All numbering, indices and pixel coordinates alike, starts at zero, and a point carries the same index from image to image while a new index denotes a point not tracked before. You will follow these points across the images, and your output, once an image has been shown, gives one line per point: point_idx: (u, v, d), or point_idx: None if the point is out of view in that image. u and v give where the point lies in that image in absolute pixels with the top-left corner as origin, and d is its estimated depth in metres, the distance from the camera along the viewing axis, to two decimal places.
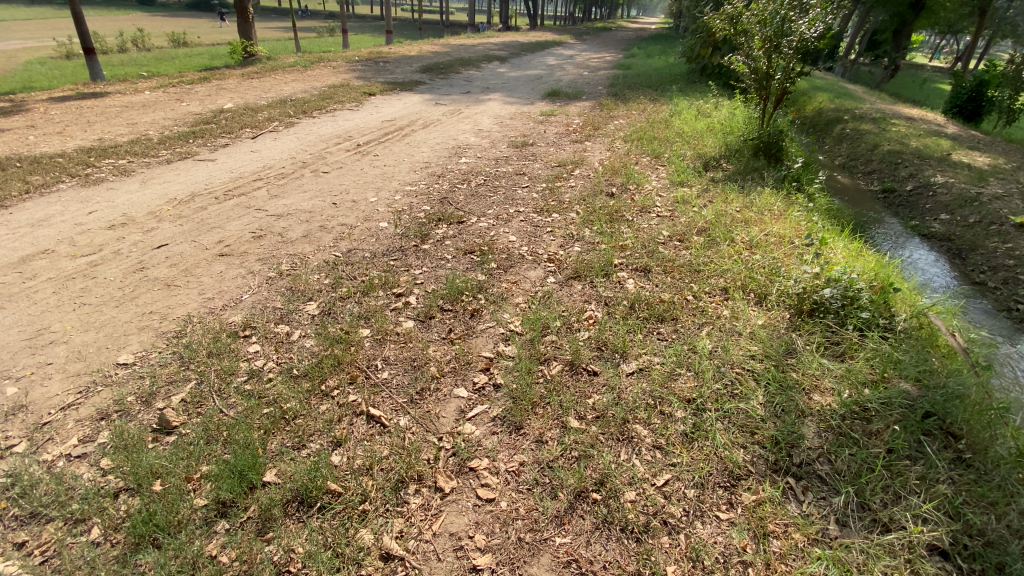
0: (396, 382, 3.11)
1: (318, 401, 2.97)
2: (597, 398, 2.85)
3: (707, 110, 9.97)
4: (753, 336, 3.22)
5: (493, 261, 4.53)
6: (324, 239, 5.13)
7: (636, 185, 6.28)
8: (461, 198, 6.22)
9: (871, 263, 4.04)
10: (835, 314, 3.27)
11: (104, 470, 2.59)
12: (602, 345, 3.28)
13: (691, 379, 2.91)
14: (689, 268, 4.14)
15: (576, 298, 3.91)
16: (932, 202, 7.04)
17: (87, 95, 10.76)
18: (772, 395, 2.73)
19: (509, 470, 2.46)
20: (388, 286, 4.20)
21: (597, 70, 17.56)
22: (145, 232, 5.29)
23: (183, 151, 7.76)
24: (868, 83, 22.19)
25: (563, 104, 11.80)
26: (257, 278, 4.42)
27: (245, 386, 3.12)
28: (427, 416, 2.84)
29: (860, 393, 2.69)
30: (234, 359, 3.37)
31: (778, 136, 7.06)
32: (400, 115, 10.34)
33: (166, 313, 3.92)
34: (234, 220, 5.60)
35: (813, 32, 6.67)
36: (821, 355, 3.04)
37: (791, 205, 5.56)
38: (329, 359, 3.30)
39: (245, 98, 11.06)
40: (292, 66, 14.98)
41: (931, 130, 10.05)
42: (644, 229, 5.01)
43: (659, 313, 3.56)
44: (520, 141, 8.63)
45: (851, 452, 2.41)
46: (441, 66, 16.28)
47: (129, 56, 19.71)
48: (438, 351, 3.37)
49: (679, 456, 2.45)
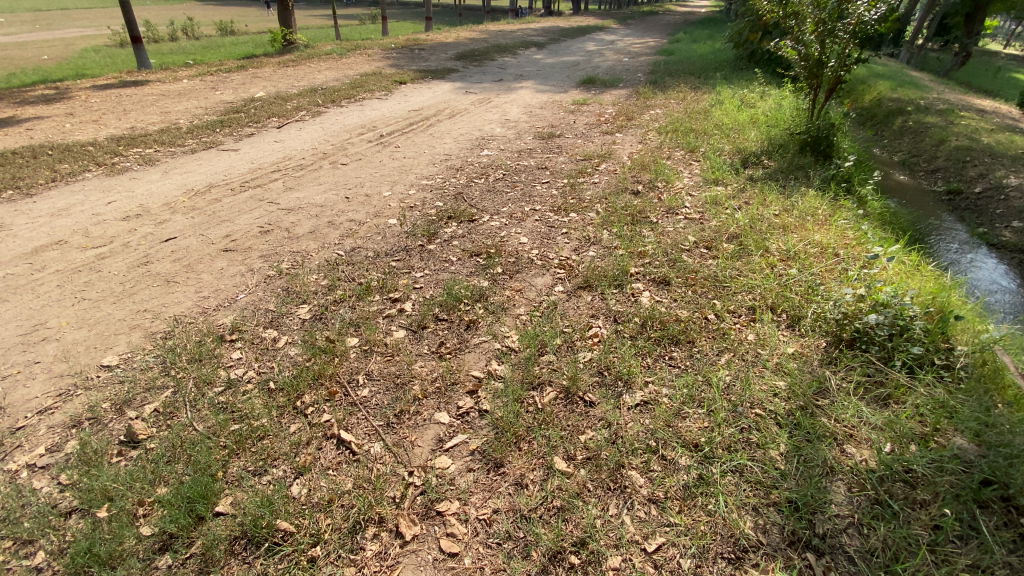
0: (375, 402, 2.86)
1: (290, 420, 2.77)
2: (591, 434, 2.52)
3: (752, 99, 9.25)
4: (779, 370, 2.80)
5: (499, 266, 4.22)
6: (330, 236, 4.93)
7: (664, 182, 5.80)
8: (476, 194, 5.91)
9: (929, 283, 3.48)
10: (880, 346, 2.80)
11: (62, 485, 2.47)
12: (605, 370, 2.94)
13: (702, 419, 2.53)
14: (713, 282, 3.71)
15: (583, 311, 3.56)
16: (1004, 207, 6.23)
17: (129, 83, 11.04)
18: (796, 446, 2.32)
19: (480, 519, 2.18)
20: (386, 290, 3.97)
21: (638, 56, 16.77)
22: (157, 224, 5.26)
23: (209, 141, 7.78)
24: (936, 71, 20.29)
25: (598, 92, 11.27)
26: (255, 276, 4.27)
27: (219, 398, 2.96)
28: (401, 445, 2.57)
29: (904, 450, 2.26)
30: (214, 366, 3.21)
31: (829, 130, 6.39)
32: (428, 104, 10.10)
33: (159, 311, 3.83)
34: (244, 213, 5.50)
35: (873, 14, 6.06)
36: (860, 398, 2.58)
37: (838, 209, 4.98)
38: (308, 371, 3.09)
39: (278, 87, 11.07)
40: (328, 54, 14.95)
41: (1006, 124, 9.00)
42: (668, 233, 4.58)
43: (672, 334, 3.17)
44: (547, 132, 8.23)
45: (888, 528, 1.98)
46: (476, 52, 15.92)
47: (178, 44, 20.27)
48: (424, 368, 3.09)
49: (676, 516, 2.11)
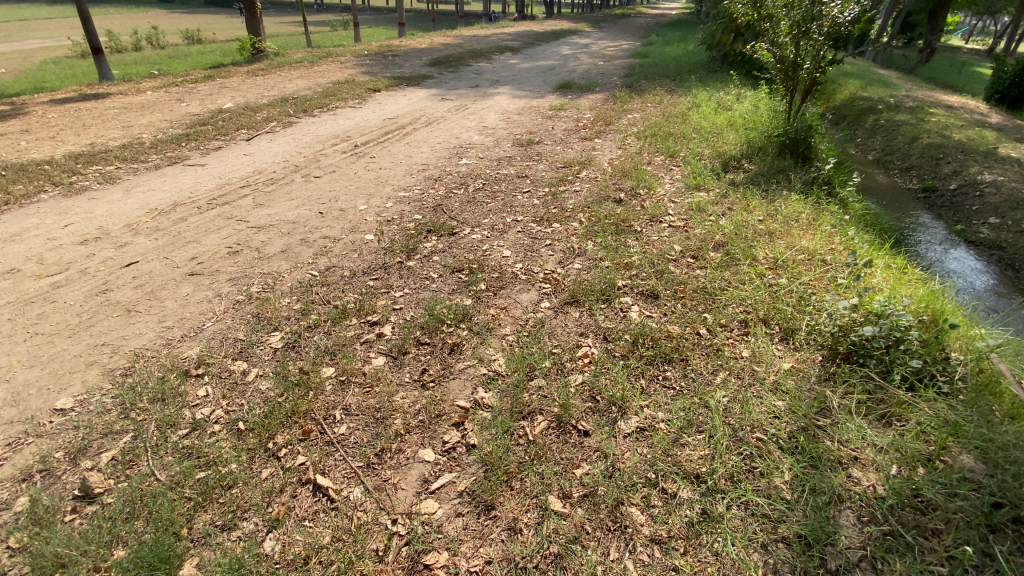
0: (354, 440, 2.67)
1: (262, 464, 2.56)
2: (587, 468, 2.38)
3: (729, 102, 9.29)
4: (777, 389, 2.70)
5: (482, 282, 4.06)
6: (302, 255, 4.70)
7: (646, 189, 5.72)
8: (456, 206, 5.74)
9: (919, 290, 3.44)
10: (877, 360, 2.72)
11: (8, 553, 2.24)
12: (597, 394, 2.80)
13: (701, 447, 2.40)
14: (703, 294, 3.61)
15: (571, 329, 3.42)
16: (979, 204, 6.31)
17: (89, 97, 10.58)
18: (801, 473, 2.22)
19: (472, 571, 2.02)
20: (363, 312, 3.77)
21: (612, 59, 16.81)
22: (118, 248, 4.96)
23: (174, 156, 7.45)
24: (902, 68, 20.75)
25: (575, 97, 11.21)
26: (224, 301, 4.02)
27: (184, 442, 2.74)
28: (383, 489, 2.39)
29: (912, 473, 2.16)
30: (179, 406, 2.98)
31: (807, 132, 6.40)
32: (403, 112, 9.90)
33: (120, 344, 3.57)
34: (212, 233, 5.22)
35: (847, 15, 6.06)
36: (862, 417, 2.49)
37: (822, 213, 4.95)
38: (281, 407, 2.88)
39: (247, 97, 10.73)
40: (299, 62, 14.60)
41: (974, 120, 9.19)
42: (654, 242, 4.48)
43: (665, 352, 3.05)
44: (525, 139, 8.11)
45: (904, 561, 1.88)
46: (451, 58, 15.76)
47: (142, 54, 19.64)
48: (406, 399, 2.91)
49: (681, 559, 1.97)
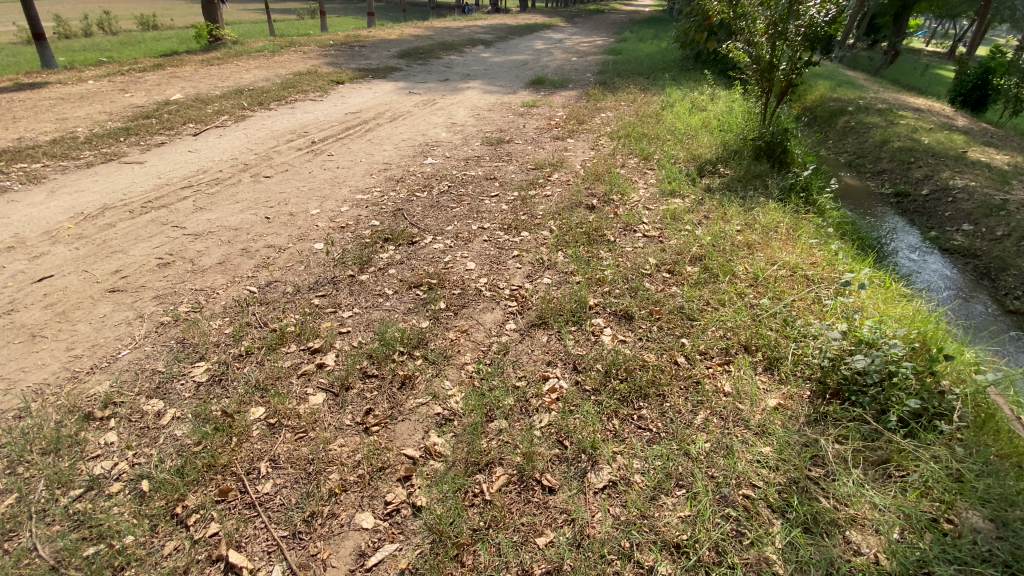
0: (280, 502, 2.27)
1: (167, 537, 2.15)
2: (551, 537, 2.05)
3: (703, 102, 9.11)
4: (764, 433, 2.42)
5: (441, 300, 3.68)
6: (242, 268, 4.23)
7: (620, 194, 5.43)
8: (417, 210, 5.33)
9: (907, 312, 3.21)
10: (871, 398, 2.47)
11: None
12: (565, 439, 2.47)
13: (680, 508, 2.11)
14: (681, 316, 3.32)
15: (538, 357, 3.07)
16: (952, 209, 6.24)
17: (24, 86, 9.69)
18: (795, 542, 1.94)
19: None
20: (305, 337, 3.34)
21: (587, 55, 16.48)
22: (31, 259, 4.37)
23: (110, 152, 6.78)
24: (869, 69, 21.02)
25: (548, 94, 10.86)
26: (146, 324, 3.53)
27: (76, 507, 2.29)
28: (310, 568, 2.01)
29: (917, 539, 1.91)
30: (75, 459, 2.52)
31: (783, 135, 6.22)
32: (366, 107, 9.35)
33: (16, 378, 3.06)
34: (142, 242, 4.68)
35: (824, 15, 5.81)
36: (859, 469, 2.22)
37: (801, 223, 4.75)
38: (195, 461, 2.45)
39: (198, 88, 10.00)
40: (259, 51, 13.78)
41: (942, 122, 9.22)
42: (628, 254, 4.18)
43: (641, 386, 2.74)
44: (495, 137, 7.71)
45: None
46: (421, 50, 15.15)
47: (92, 40, 18.34)
48: (344, 448, 2.51)
49: None
